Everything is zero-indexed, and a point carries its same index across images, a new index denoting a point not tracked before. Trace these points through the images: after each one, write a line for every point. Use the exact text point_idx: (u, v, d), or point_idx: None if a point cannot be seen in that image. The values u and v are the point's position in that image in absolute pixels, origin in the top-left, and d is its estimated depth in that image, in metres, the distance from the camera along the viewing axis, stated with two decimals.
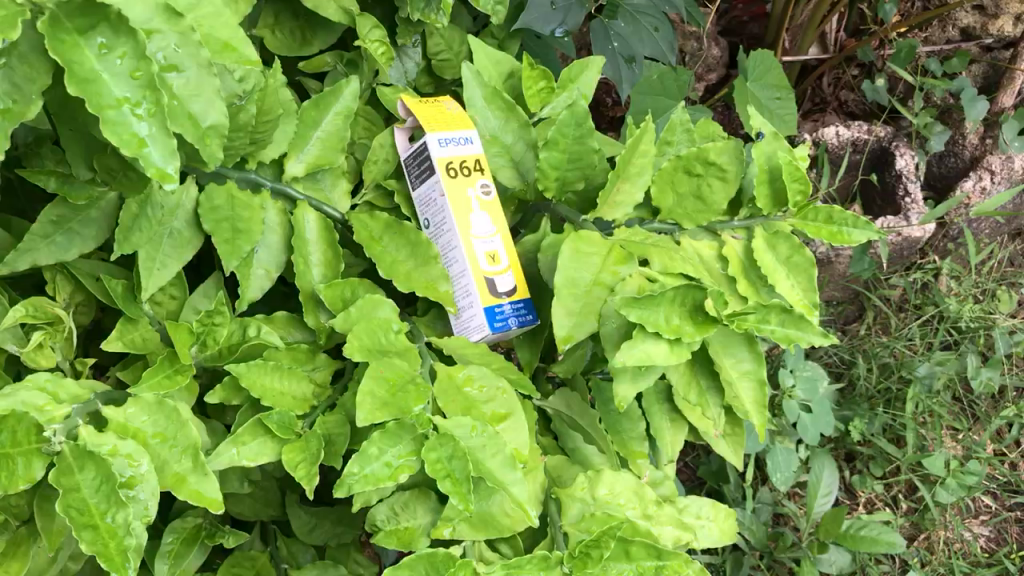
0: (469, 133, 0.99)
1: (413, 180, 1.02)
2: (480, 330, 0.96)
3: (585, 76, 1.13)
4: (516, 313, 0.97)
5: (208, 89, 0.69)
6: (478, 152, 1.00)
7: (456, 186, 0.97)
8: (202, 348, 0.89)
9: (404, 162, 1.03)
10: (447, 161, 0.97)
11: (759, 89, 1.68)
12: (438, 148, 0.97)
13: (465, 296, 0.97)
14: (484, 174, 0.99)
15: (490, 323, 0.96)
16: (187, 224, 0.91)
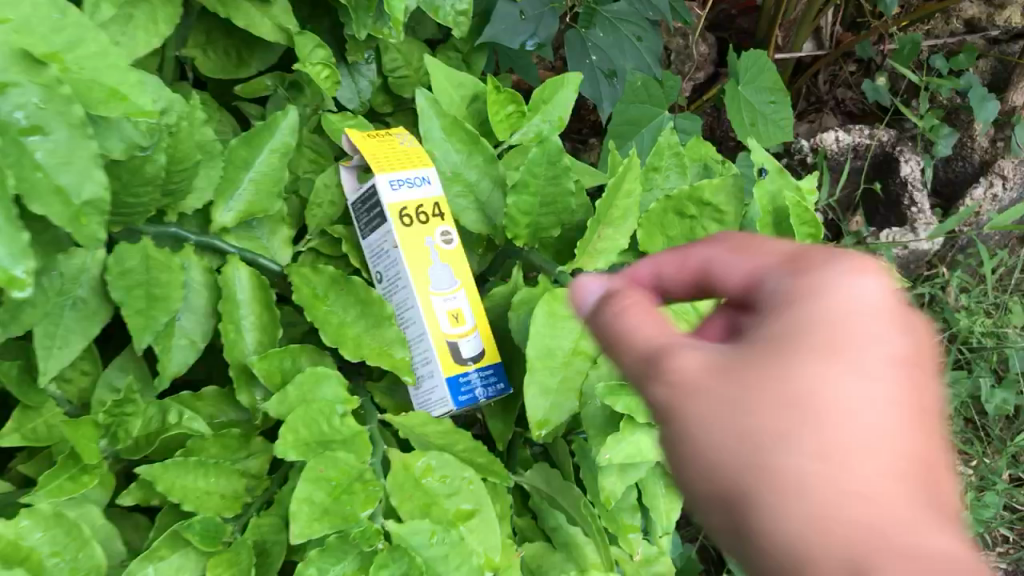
0: (425, 171, 0.85)
1: (361, 228, 0.87)
2: (443, 403, 0.82)
3: (560, 97, 0.99)
4: (484, 382, 0.83)
5: (85, 155, 0.55)
6: (437, 193, 0.86)
7: (412, 235, 0.83)
8: (113, 442, 0.75)
9: (351, 206, 0.88)
10: (401, 207, 0.83)
11: (752, 94, 1.54)
12: (389, 191, 0.82)
13: (424, 363, 0.83)
14: (444, 220, 0.85)
15: (455, 395, 0.82)
16: (93, 292, 0.77)
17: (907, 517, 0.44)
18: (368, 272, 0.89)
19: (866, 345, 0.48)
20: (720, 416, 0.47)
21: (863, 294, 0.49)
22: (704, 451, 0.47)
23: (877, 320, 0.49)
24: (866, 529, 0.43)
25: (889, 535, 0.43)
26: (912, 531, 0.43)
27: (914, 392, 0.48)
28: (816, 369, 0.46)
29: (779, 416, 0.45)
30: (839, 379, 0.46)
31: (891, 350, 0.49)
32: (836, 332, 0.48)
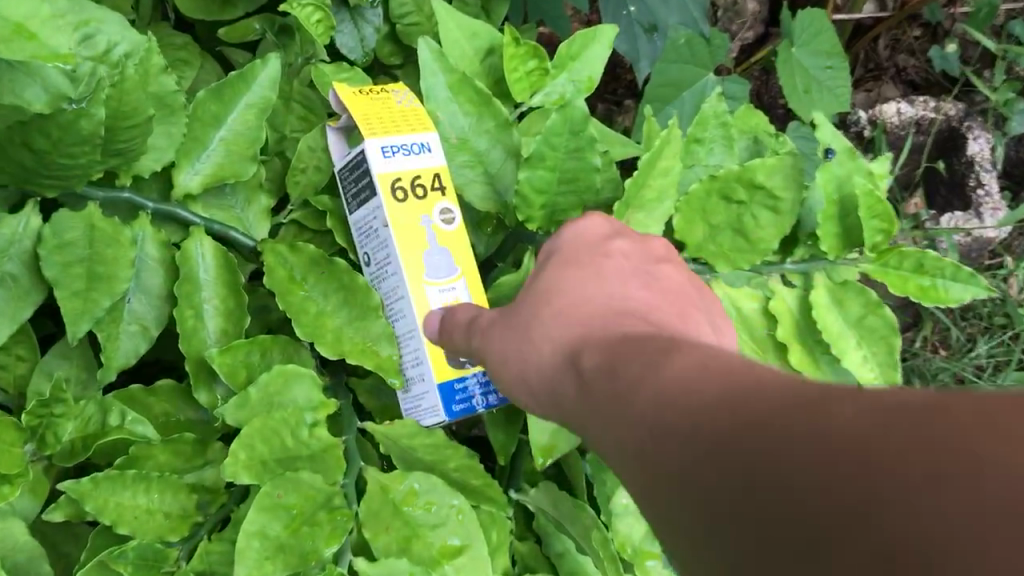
0: (426, 137, 0.72)
1: (349, 201, 0.75)
2: (435, 413, 0.69)
3: (589, 53, 0.86)
4: (486, 391, 0.70)
5: None
6: (438, 163, 0.73)
7: (406, 212, 0.70)
8: (40, 447, 0.64)
9: (338, 174, 0.76)
10: (395, 178, 0.70)
11: (807, 57, 1.38)
12: (381, 158, 0.70)
13: (417, 363, 0.70)
14: (444, 196, 0.73)
15: (449, 404, 0.68)
16: (25, 268, 0.66)
17: (656, 350, 0.48)
18: (355, 253, 0.76)
19: (598, 260, 0.61)
20: (504, 327, 0.60)
21: (597, 231, 0.64)
22: (510, 360, 0.59)
23: (605, 238, 0.64)
24: (629, 374, 0.48)
25: (643, 369, 0.47)
26: (665, 356, 0.47)
27: (648, 285, 0.60)
28: (553, 269, 0.61)
29: (539, 321, 0.58)
30: (567, 279, 0.60)
31: (637, 263, 0.62)
32: (577, 243, 0.63)
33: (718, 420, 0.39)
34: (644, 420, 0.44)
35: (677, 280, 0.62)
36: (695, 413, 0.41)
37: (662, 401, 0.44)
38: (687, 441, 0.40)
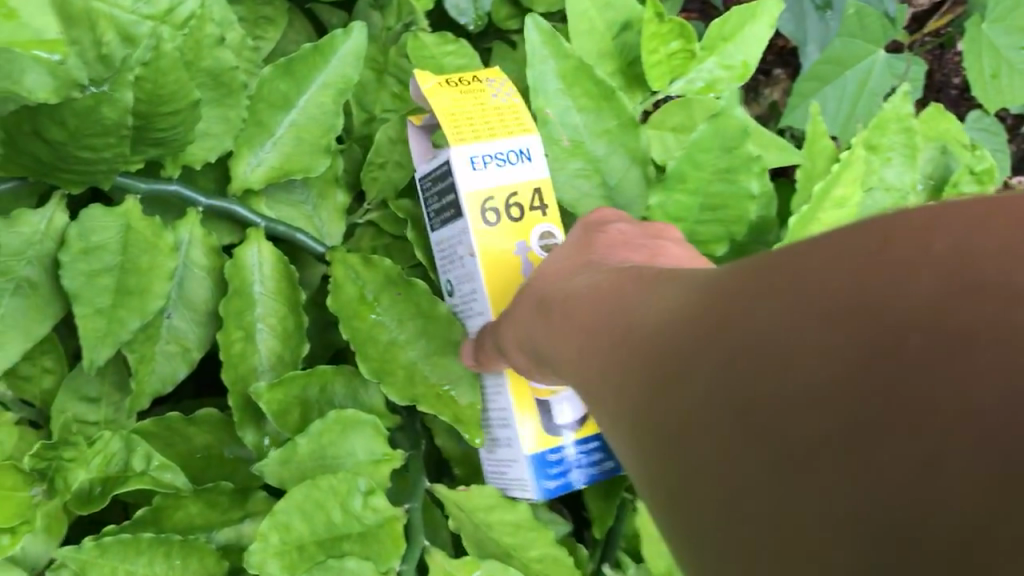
0: (526, 143, 0.58)
1: (430, 217, 0.62)
2: (524, 486, 0.56)
3: (748, 34, 0.70)
4: (586, 463, 0.57)
5: None
6: (540, 175, 0.59)
7: (496, 240, 0.57)
8: (50, 494, 0.54)
9: (420, 181, 0.63)
10: (484, 196, 0.56)
11: (998, 36, 1.12)
12: (470, 171, 0.56)
13: (503, 422, 0.57)
14: (543, 214, 0.59)
15: (540, 477, 0.56)
16: (47, 274, 0.55)
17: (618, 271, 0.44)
18: (436, 276, 0.64)
19: (597, 235, 0.51)
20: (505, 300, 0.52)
21: (604, 215, 0.54)
22: (504, 337, 0.51)
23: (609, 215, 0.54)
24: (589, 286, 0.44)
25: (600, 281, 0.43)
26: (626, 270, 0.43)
27: (652, 253, 0.49)
28: (556, 249, 0.53)
29: (531, 285, 0.51)
30: (558, 259, 0.51)
31: (641, 237, 0.51)
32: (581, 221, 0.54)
33: (656, 316, 0.36)
34: (607, 345, 0.39)
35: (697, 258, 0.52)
36: (637, 316, 0.37)
37: (610, 311, 0.40)
38: (630, 344, 0.37)
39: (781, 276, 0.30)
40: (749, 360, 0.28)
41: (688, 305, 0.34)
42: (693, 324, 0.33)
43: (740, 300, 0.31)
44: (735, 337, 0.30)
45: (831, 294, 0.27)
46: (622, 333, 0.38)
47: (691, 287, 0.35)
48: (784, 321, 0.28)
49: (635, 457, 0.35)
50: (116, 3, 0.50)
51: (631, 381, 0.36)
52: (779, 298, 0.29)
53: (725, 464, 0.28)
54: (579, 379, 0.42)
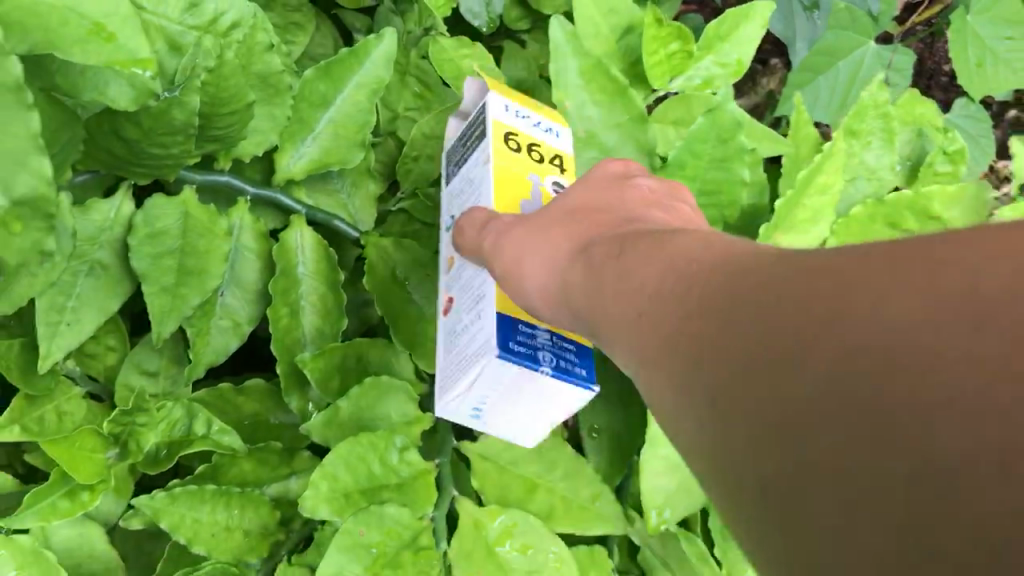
0: (557, 126, 0.65)
1: (449, 173, 0.65)
2: (484, 351, 0.52)
3: (743, 36, 0.76)
4: (553, 352, 0.54)
5: (20, 134, 0.41)
6: (564, 149, 0.64)
7: (512, 161, 0.60)
8: (123, 455, 0.61)
9: (446, 155, 0.68)
10: (507, 130, 0.61)
11: (983, 31, 1.18)
12: (501, 110, 0.61)
13: (475, 315, 0.55)
14: (556, 170, 0.62)
15: (505, 339, 0.52)
16: (117, 257, 0.62)
17: (680, 235, 0.44)
18: None
19: (628, 188, 0.53)
20: (530, 228, 0.52)
21: (626, 167, 0.56)
22: (529, 267, 0.50)
23: (633, 171, 0.57)
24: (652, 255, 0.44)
25: (667, 252, 0.43)
26: (693, 241, 0.43)
27: (680, 216, 0.52)
28: (577, 189, 0.54)
29: (562, 226, 0.51)
30: (591, 204, 0.52)
31: (667, 198, 0.54)
32: (607, 173, 0.55)
33: (753, 296, 0.35)
34: (675, 312, 0.39)
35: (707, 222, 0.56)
36: (728, 291, 0.37)
37: (692, 286, 0.39)
38: (721, 322, 0.36)
39: (910, 267, 0.29)
40: (884, 357, 0.28)
41: (790, 287, 0.34)
42: (803, 307, 0.32)
43: (860, 290, 0.30)
44: (861, 329, 0.29)
45: (971, 293, 0.27)
46: (710, 309, 0.37)
47: (793, 267, 0.35)
48: (918, 317, 0.28)
49: (716, 441, 0.35)
50: (167, 16, 0.58)
51: (722, 361, 0.35)
52: (909, 293, 0.29)
53: (825, 450, 0.29)
54: (642, 352, 0.41)
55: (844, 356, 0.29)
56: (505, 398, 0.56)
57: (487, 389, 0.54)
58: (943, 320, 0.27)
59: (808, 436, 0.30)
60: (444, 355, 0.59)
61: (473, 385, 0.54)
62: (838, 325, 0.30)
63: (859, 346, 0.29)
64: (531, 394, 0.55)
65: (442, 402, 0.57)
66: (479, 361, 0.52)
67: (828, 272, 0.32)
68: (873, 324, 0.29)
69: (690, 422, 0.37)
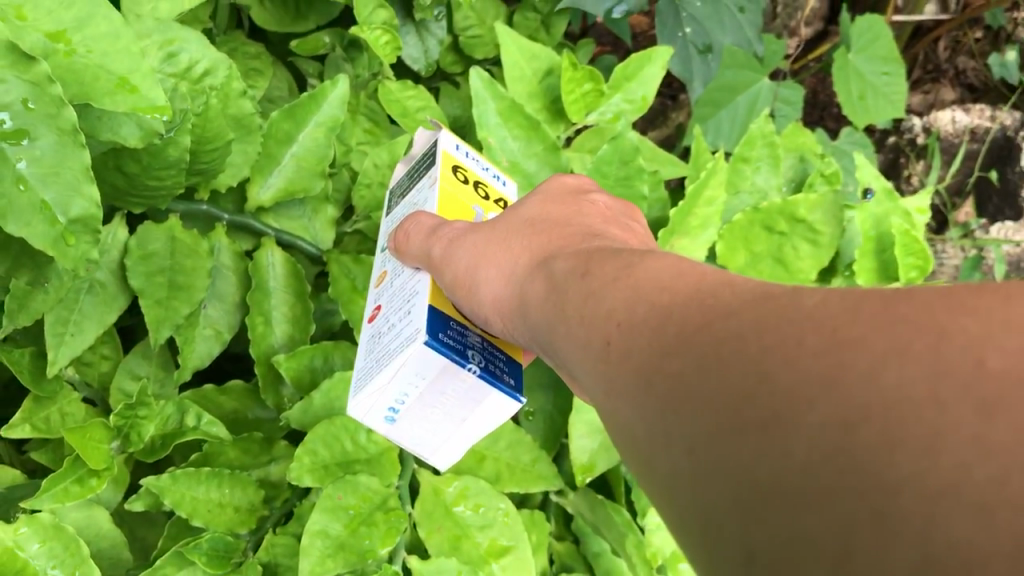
0: (501, 176, 0.72)
1: (395, 206, 0.72)
2: (412, 339, 0.55)
3: (645, 75, 0.89)
4: (484, 357, 0.57)
5: (76, 166, 0.48)
6: (505, 194, 0.71)
7: (457, 189, 0.66)
8: (126, 445, 0.70)
9: (393, 193, 0.74)
10: (454, 165, 0.68)
11: (863, 64, 1.34)
12: (452, 147, 0.68)
13: (406, 314, 0.59)
14: (497, 208, 0.69)
15: (433, 330, 0.55)
16: (113, 276, 0.72)
17: (644, 261, 0.45)
18: None
19: (582, 203, 0.61)
20: (483, 238, 0.57)
21: (580, 181, 0.64)
22: (484, 271, 0.56)
23: (589, 188, 0.64)
24: (625, 294, 0.42)
25: (638, 288, 0.42)
26: (658, 276, 0.42)
27: (628, 230, 0.60)
28: (536, 203, 0.60)
29: (520, 239, 0.57)
30: (547, 219, 0.58)
31: (619, 215, 0.62)
32: (562, 189, 0.62)
33: (731, 336, 0.33)
34: (636, 344, 0.38)
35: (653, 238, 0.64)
36: (705, 330, 0.35)
37: (668, 323, 0.37)
38: (699, 362, 0.34)
39: (909, 334, 0.28)
40: (884, 429, 0.26)
41: (777, 334, 0.32)
42: (792, 356, 0.30)
43: (859, 351, 0.28)
44: (858, 395, 0.27)
45: (981, 376, 0.26)
46: (686, 349, 0.35)
47: (775, 308, 0.33)
48: (921, 388, 0.26)
49: (684, 493, 0.32)
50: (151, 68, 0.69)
51: (696, 403, 0.33)
52: (909, 364, 0.27)
53: (781, 496, 0.27)
54: (614, 387, 0.40)
55: (840, 420, 0.27)
56: (422, 396, 0.59)
57: (409, 382, 0.57)
58: (950, 401, 0.26)
59: (790, 500, 0.27)
60: (366, 356, 0.61)
61: (392, 377, 0.56)
62: (833, 384, 0.28)
63: (855, 413, 0.27)
64: (452, 392, 0.58)
65: (356, 397, 0.59)
66: (406, 349, 0.54)
67: (818, 326, 0.31)
68: (871, 390, 0.27)
69: (656, 460, 0.35)
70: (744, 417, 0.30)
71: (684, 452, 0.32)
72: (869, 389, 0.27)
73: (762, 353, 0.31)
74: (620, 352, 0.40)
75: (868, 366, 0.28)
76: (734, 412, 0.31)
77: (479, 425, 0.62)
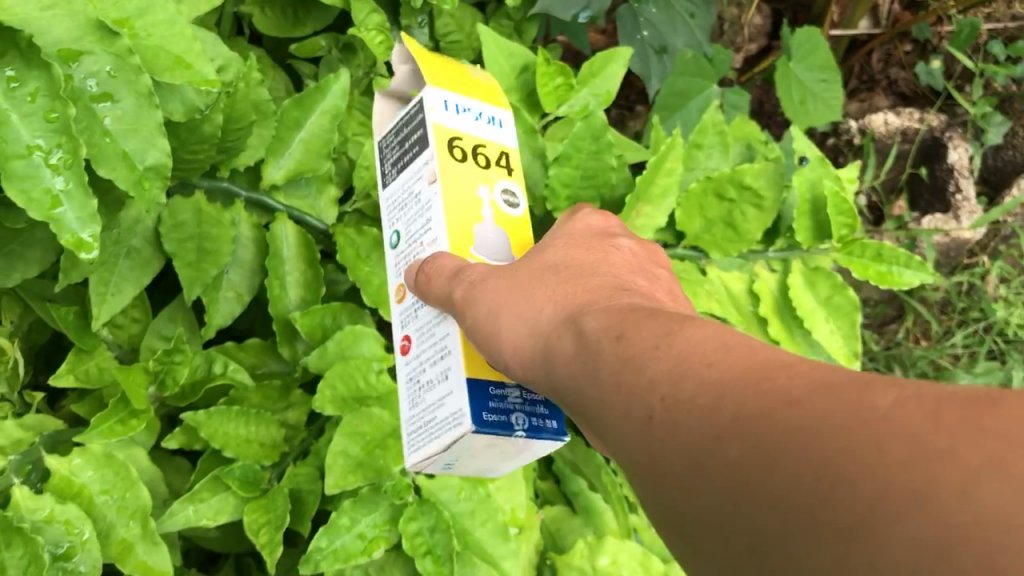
0: (498, 114, 0.73)
1: (398, 173, 0.74)
2: (459, 421, 0.60)
3: (609, 71, 1.01)
4: (528, 411, 0.62)
5: (150, 124, 0.60)
6: (506, 141, 0.73)
7: (457, 177, 0.68)
8: (161, 388, 0.79)
9: (392, 147, 0.75)
10: (450, 139, 0.69)
11: (803, 72, 1.48)
12: (442, 118, 0.69)
13: (446, 379, 0.63)
14: (499, 173, 0.71)
15: (478, 411, 0.59)
16: (146, 243, 0.81)
17: (689, 328, 0.43)
18: None
19: (607, 249, 0.60)
20: (503, 290, 0.57)
21: (605, 225, 0.64)
22: (507, 321, 0.55)
23: (615, 232, 0.63)
24: (668, 366, 0.41)
25: (681, 355, 0.41)
26: (706, 351, 0.40)
27: (654, 279, 0.58)
28: (560, 248, 0.60)
29: (542, 286, 0.56)
30: (574, 268, 0.57)
31: (644, 261, 0.61)
32: (586, 237, 0.61)
33: (799, 427, 0.33)
34: (683, 427, 0.38)
35: (677, 282, 0.63)
36: (767, 421, 0.35)
37: (723, 406, 0.37)
38: (759, 451, 0.34)
39: (999, 447, 0.28)
40: (976, 551, 0.27)
41: (851, 432, 0.32)
42: (872, 464, 0.30)
43: (944, 462, 0.29)
44: (949, 514, 0.28)
45: None
46: (745, 435, 0.35)
47: (845, 398, 0.33)
48: (1016, 509, 0.27)
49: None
50: None
51: (766, 503, 0.33)
52: (1007, 484, 0.28)
53: None
54: (660, 467, 0.39)
55: (932, 536, 0.28)
56: (471, 455, 0.64)
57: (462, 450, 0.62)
58: None
59: None
60: (412, 408, 0.66)
61: (446, 449, 0.62)
62: (919, 501, 0.29)
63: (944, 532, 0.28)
64: (501, 448, 0.63)
65: (415, 459, 0.65)
66: (456, 434, 0.59)
67: (898, 429, 0.31)
68: (966, 510, 0.28)
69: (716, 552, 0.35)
70: (823, 523, 0.31)
71: (748, 546, 0.33)
72: (955, 506, 0.28)
73: (835, 447, 0.32)
74: (663, 428, 0.39)
75: (957, 483, 0.28)
76: (811, 518, 0.31)
77: (522, 463, 0.67)
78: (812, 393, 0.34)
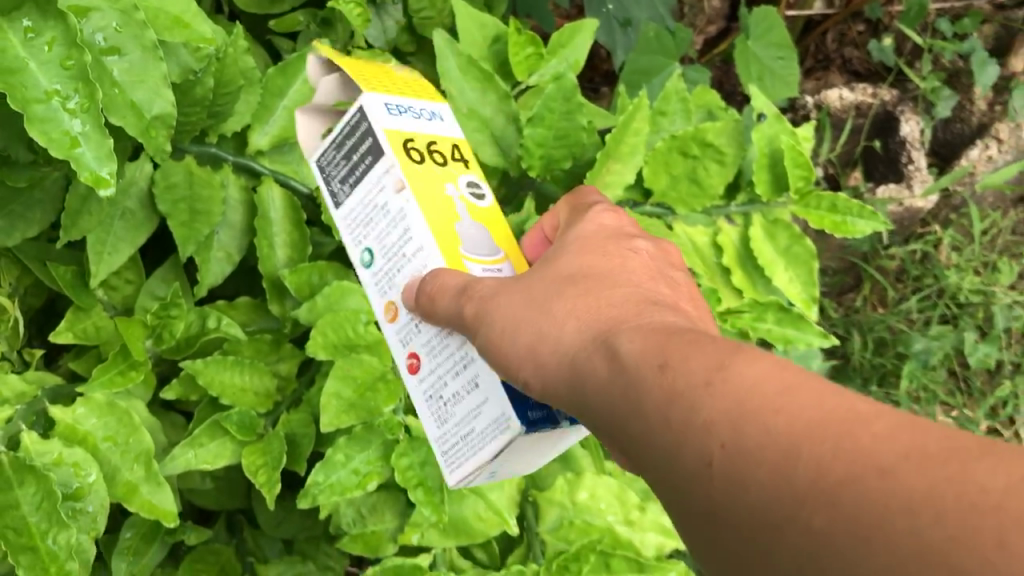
0: (433, 108, 0.74)
1: (348, 188, 0.73)
2: (507, 426, 0.61)
3: (577, 41, 1.06)
4: None
5: (156, 76, 0.63)
6: (450, 132, 0.74)
7: (423, 179, 0.68)
8: (157, 342, 0.83)
9: (332, 164, 0.74)
10: (403, 141, 0.69)
11: (761, 49, 1.54)
12: (387, 120, 0.69)
13: (475, 388, 0.64)
14: (458, 167, 0.71)
15: (523, 411, 0.61)
16: (140, 204, 0.84)
17: (740, 360, 0.42)
18: None
19: (625, 253, 0.59)
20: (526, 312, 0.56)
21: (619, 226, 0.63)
22: (523, 337, 0.55)
23: (627, 231, 0.63)
24: (724, 406, 0.40)
25: (737, 395, 0.40)
26: (767, 392, 0.39)
27: (675, 284, 0.58)
28: (576, 256, 0.59)
29: (563, 299, 0.55)
30: (596, 283, 0.56)
31: (662, 264, 0.60)
32: (603, 245, 0.60)
33: (885, 498, 0.33)
34: (754, 480, 0.38)
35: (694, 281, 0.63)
36: (853, 487, 0.34)
37: (799, 465, 0.37)
38: (853, 530, 0.34)
39: None
40: None
41: (946, 504, 0.32)
42: (966, 545, 0.30)
43: None
44: None
45: None
46: (829, 499, 0.35)
47: (937, 466, 0.33)
48: None
49: None
50: None
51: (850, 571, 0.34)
52: None
53: None
54: (729, 516, 0.39)
55: None
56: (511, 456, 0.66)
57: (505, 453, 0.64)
58: None
59: None
60: (439, 425, 0.67)
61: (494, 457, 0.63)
62: None
63: None
64: (540, 440, 0.66)
65: (457, 474, 0.65)
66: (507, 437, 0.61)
67: (996, 508, 0.31)
68: None
69: None
70: None
71: None
72: None
73: (926, 521, 0.32)
74: (731, 481, 0.39)
75: None
76: None
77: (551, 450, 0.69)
78: (908, 460, 0.34)
